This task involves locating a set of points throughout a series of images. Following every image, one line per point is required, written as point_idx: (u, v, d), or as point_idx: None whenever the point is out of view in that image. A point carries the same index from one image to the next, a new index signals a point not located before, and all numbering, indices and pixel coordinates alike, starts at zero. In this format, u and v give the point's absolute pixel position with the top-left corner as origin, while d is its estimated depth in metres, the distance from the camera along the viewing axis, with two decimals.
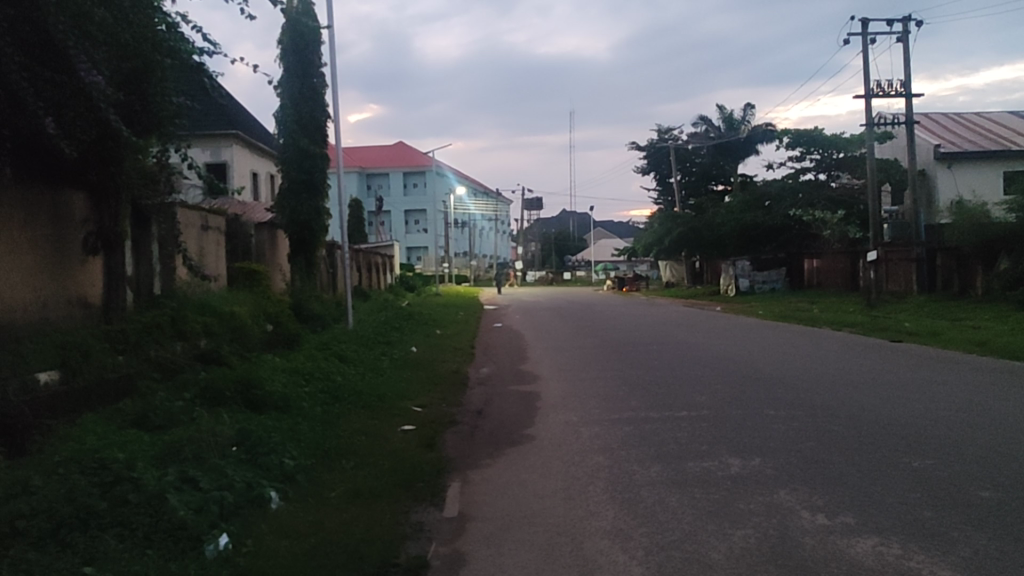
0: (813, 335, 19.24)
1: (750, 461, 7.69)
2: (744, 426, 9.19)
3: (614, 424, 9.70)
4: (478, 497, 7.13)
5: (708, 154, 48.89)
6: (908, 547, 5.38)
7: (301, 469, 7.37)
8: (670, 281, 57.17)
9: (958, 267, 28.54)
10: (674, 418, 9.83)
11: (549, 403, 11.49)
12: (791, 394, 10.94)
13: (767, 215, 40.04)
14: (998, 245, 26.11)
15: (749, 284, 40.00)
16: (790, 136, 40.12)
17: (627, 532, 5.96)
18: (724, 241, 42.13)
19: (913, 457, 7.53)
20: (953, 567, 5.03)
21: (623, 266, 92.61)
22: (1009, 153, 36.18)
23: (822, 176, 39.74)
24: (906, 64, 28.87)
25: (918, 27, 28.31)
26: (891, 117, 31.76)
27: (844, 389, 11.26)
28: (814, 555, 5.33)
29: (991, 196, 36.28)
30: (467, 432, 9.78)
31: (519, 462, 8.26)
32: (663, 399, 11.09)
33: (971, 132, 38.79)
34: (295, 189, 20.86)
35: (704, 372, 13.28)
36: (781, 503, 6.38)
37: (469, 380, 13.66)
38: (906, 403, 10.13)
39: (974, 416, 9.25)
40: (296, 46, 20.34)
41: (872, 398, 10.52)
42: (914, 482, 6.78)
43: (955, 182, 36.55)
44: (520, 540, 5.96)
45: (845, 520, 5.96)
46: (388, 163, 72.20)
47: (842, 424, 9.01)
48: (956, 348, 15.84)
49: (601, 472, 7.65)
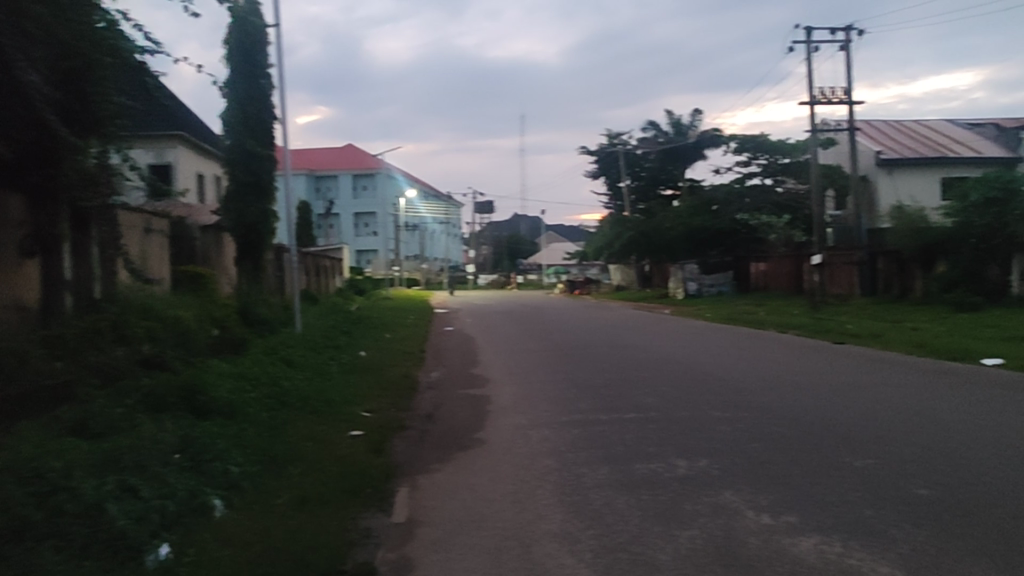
0: (765, 338, 19.24)
1: (696, 462, 7.78)
2: (690, 427, 9.33)
3: (563, 427, 9.74)
4: (427, 501, 7.10)
5: (657, 158, 49.41)
6: (849, 544, 5.50)
7: (246, 476, 7.25)
8: (620, 285, 57.66)
9: (898, 271, 29.31)
10: (622, 420, 9.90)
11: (499, 406, 11.47)
12: (737, 396, 11.12)
13: (715, 220, 40.62)
14: (935, 250, 26.87)
15: (697, 287, 40.59)
16: (737, 141, 40.73)
17: (575, 535, 5.98)
18: (673, 247, 42.50)
19: (854, 457, 7.70)
20: (891, 563, 5.15)
21: (575, 270, 93.14)
22: (946, 160, 37.29)
23: (767, 181, 40.25)
24: (849, 72, 29.56)
25: (861, 36, 29.00)
26: (835, 123, 32.43)
27: (789, 391, 11.38)
28: (757, 553, 5.41)
29: (929, 201, 37.27)
30: (417, 437, 9.74)
31: (469, 467, 8.24)
32: (612, 401, 11.12)
33: (911, 139, 39.80)
34: (241, 191, 20.57)
35: (652, 375, 13.43)
36: (726, 504, 6.45)
37: (417, 385, 13.53)
38: (848, 404, 10.28)
39: (913, 417, 9.42)
40: (242, 46, 20.02)
41: (816, 399, 10.72)
42: (856, 481, 6.92)
43: (895, 188, 37.47)
44: (469, 545, 5.94)
45: (788, 519, 6.05)
46: (337, 165, 71.59)
47: (785, 425, 9.17)
48: (898, 349, 16.27)
49: (550, 475, 7.67)
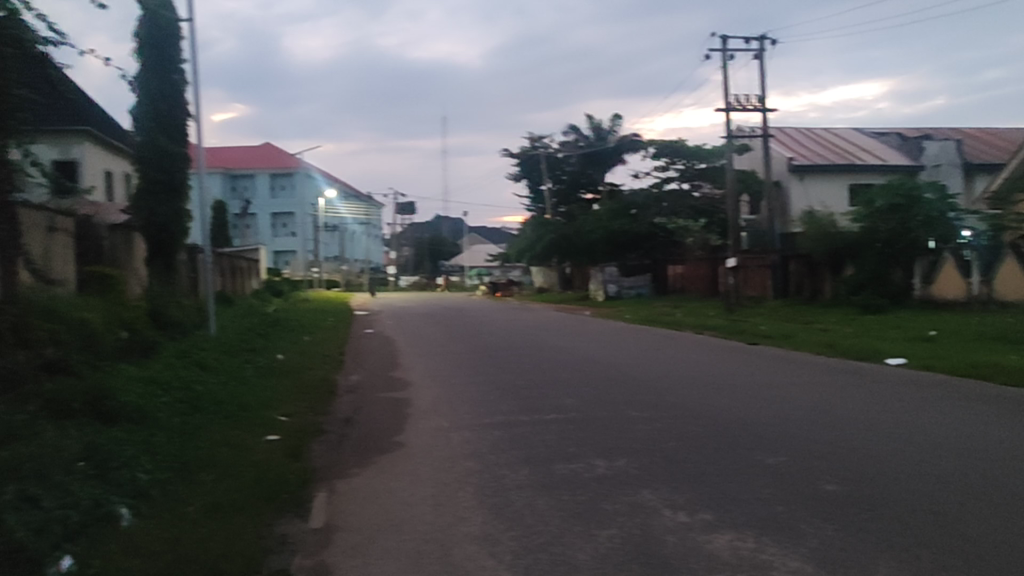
0: (682, 339, 19.62)
1: (614, 461, 7.87)
2: (609, 427, 9.42)
3: (484, 429, 9.72)
4: (345, 506, 6.98)
5: (577, 162, 49.89)
6: (762, 540, 5.63)
7: (156, 483, 7.01)
8: (542, 287, 58.01)
9: (809, 273, 30.30)
10: (542, 421, 9.94)
11: (420, 409, 11.38)
12: (655, 396, 11.30)
13: (634, 223, 41.25)
14: (843, 253, 27.86)
15: (616, 289, 41.26)
16: (655, 146, 41.46)
17: (495, 536, 5.97)
18: (593, 249, 42.98)
19: (766, 454, 7.91)
20: (801, 557, 5.30)
21: (497, 272, 93.26)
22: (853, 167, 38.70)
23: (685, 186, 41.09)
24: (763, 80, 30.42)
25: (773, 45, 29.89)
26: (750, 130, 33.31)
27: (703, 391, 11.62)
28: (674, 551, 5.50)
29: (838, 207, 38.63)
30: (336, 441, 9.59)
31: (389, 470, 8.15)
32: (532, 403, 11.16)
33: (821, 146, 41.15)
34: (153, 189, 19.94)
35: (572, 376, 13.54)
36: (644, 503, 6.53)
37: (336, 389, 13.32)
38: (760, 403, 10.56)
39: (822, 415, 9.72)
40: (153, 40, 19.42)
41: (731, 398, 10.97)
42: (768, 478, 7.10)
43: (806, 194, 38.73)
44: (387, 549, 5.87)
45: (704, 517, 6.16)
46: (254, 164, 70.06)
47: (701, 424, 9.36)
48: (808, 349, 16.79)
49: (471, 477, 7.64)
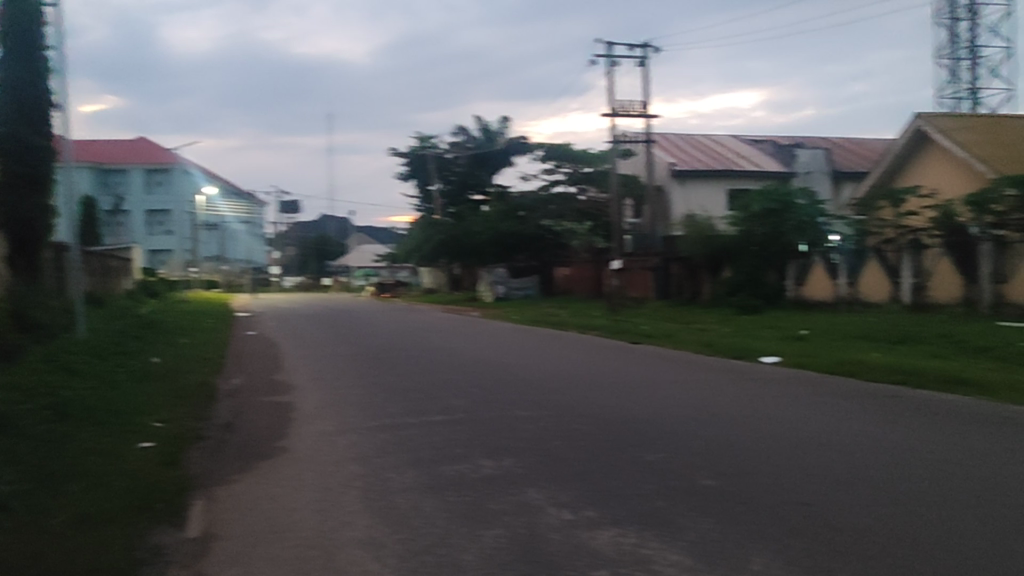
0: (568, 340, 19.93)
1: (501, 461, 7.90)
2: (496, 427, 9.46)
3: (370, 432, 9.58)
4: (224, 514, 6.74)
5: (466, 163, 49.91)
6: (643, 535, 5.76)
7: (16, 496, 6.58)
8: (430, 288, 57.78)
9: (689, 275, 31.33)
10: (429, 423, 9.88)
11: (304, 413, 11.12)
12: (541, 396, 11.41)
13: (521, 225, 41.61)
14: (721, 256, 28.92)
15: (505, 290, 41.47)
16: (543, 149, 41.92)
17: (380, 540, 5.89)
18: (481, 250, 43.02)
19: (647, 451, 8.11)
20: (680, 550, 5.45)
21: (384, 273, 92.33)
22: (730, 173, 40.28)
23: (571, 189, 41.74)
24: (646, 87, 31.26)
25: (656, 53, 30.78)
26: (634, 135, 34.15)
27: (589, 390, 11.82)
28: (558, 549, 5.56)
29: (716, 211, 40.08)
30: (214, 447, 9.25)
31: (271, 476, 7.92)
32: (419, 405, 11.07)
33: (700, 152, 42.60)
34: (15, 183, 18.77)
35: (459, 377, 13.52)
36: (529, 502, 6.58)
37: (216, 393, 12.85)
38: (643, 402, 10.82)
39: (701, 412, 10.04)
40: (16, 25, 18.30)
41: (615, 397, 11.19)
42: (649, 474, 7.29)
43: (686, 199, 40.14)
44: (269, 556, 5.70)
45: (588, 514, 6.26)
46: (128, 159, 66.86)
47: (586, 423, 9.51)
48: (688, 348, 17.35)
49: (356, 481, 7.52)
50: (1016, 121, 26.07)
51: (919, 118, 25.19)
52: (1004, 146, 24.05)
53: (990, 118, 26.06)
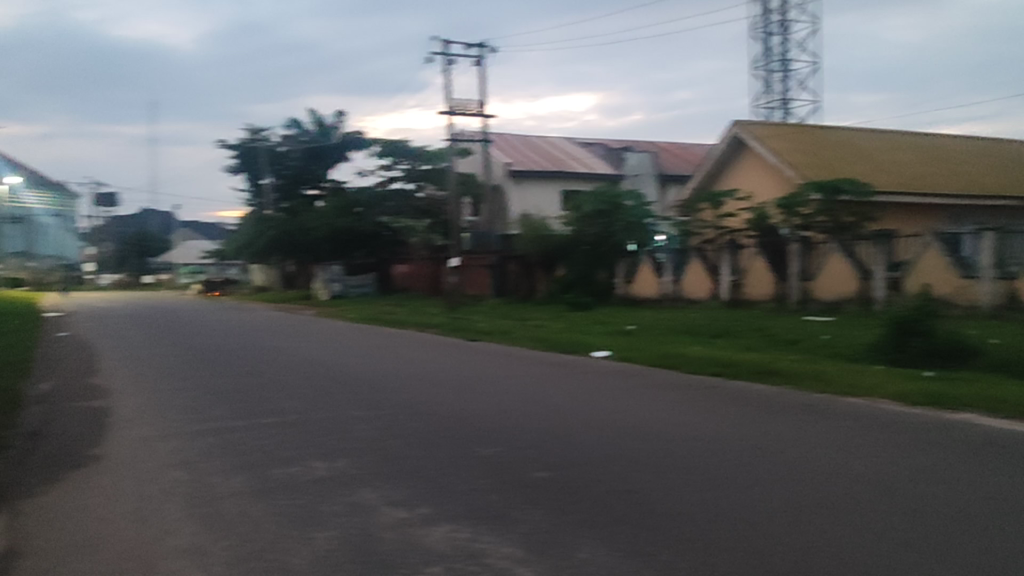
0: (405, 338, 19.83)
1: (334, 462, 7.76)
2: (330, 427, 9.27)
3: (196, 436, 9.15)
4: (29, 529, 6.24)
5: (300, 157, 48.58)
6: (476, 529, 5.83)
7: None
8: (263, 286, 55.86)
9: (525, 273, 31.96)
10: (260, 425, 9.55)
11: (123, 418, 10.46)
12: (378, 395, 11.28)
13: (358, 222, 40.99)
14: (555, 254, 29.66)
15: (342, 287, 40.69)
16: (380, 145, 41.49)
17: (205, 548, 5.64)
18: (316, 247, 42.16)
19: (482, 446, 8.20)
20: (512, 542, 5.56)
21: (212, 270, 88.33)
22: (564, 174, 41.40)
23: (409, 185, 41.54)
24: (482, 86, 31.60)
25: (492, 53, 31.19)
26: (470, 134, 34.41)
27: (426, 388, 11.79)
28: (391, 547, 5.53)
29: (550, 211, 41.06)
30: (20, 458, 8.54)
31: (84, 486, 7.41)
32: (250, 407, 10.67)
33: (536, 153, 43.49)
34: None
35: (292, 377, 13.15)
36: (363, 502, 6.50)
37: (21, 400, 11.86)
38: (479, 398, 10.91)
39: (535, 407, 10.24)
40: None
41: (452, 394, 11.23)
42: (483, 469, 7.37)
43: (522, 198, 40.90)
44: (81, 572, 5.33)
45: (422, 511, 6.26)
46: None
47: (422, 421, 9.49)
48: (523, 344, 17.67)
49: (179, 488, 7.16)
50: (820, 132, 28.28)
51: (737, 125, 26.83)
52: (810, 154, 26.02)
53: (798, 128, 28.14)
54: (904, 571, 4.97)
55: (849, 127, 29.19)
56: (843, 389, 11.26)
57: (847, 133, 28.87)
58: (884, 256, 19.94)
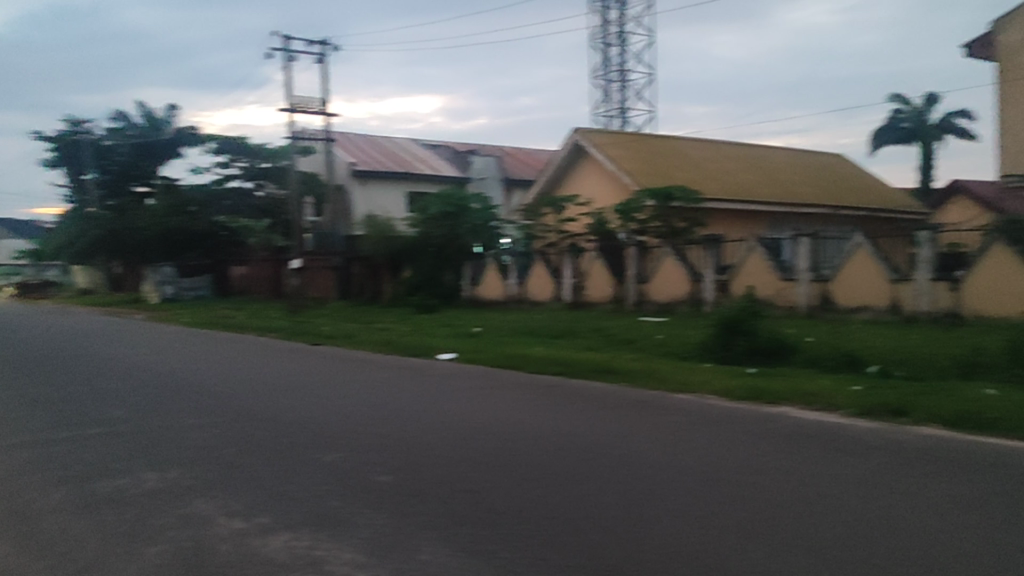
0: (244, 342, 19.13)
1: (166, 473, 7.41)
2: (162, 437, 8.84)
3: (10, 450, 8.47)
4: None
5: (127, 152, 45.76)
6: (317, 536, 5.74)
7: None
8: (86, 289, 52.25)
9: (370, 275, 31.60)
10: (83, 437, 8.95)
11: None
12: (214, 402, 10.84)
13: (192, 221, 39.19)
14: (401, 256, 29.46)
15: (174, 291, 38.19)
16: (216, 142, 39.85)
17: (19, 570, 5.25)
18: (146, 246, 40.29)
19: (323, 452, 8.07)
20: (353, 547, 5.51)
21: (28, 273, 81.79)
22: (408, 176, 41.23)
23: (248, 184, 40.07)
24: (325, 84, 31.01)
25: (334, 51, 30.70)
26: (313, 132, 33.64)
27: (266, 394, 11.44)
28: (226, 559, 5.35)
29: (396, 213, 40.74)
30: None
31: None
32: (72, 418, 9.98)
33: (381, 154, 43.06)
34: None
35: (120, 385, 12.40)
36: (197, 513, 6.25)
37: None
38: (321, 403, 10.69)
39: (379, 411, 10.16)
40: None
41: (293, 400, 10.94)
42: (325, 475, 7.26)
43: (367, 199, 40.42)
44: None
45: (261, 520, 6.09)
46: None
47: (262, 428, 9.21)
48: (368, 348, 17.46)
49: None
50: (654, 141, 29.57)
51: (577, 132, 27.65)
52: (645, 162, 27.18)
53: (634, 136, 29.31)
54: (726, 555, 5.32)
55: (682, 138, 30.69)
56: (675, 386, 11.84)
57: (679, 142, 30.34)
58: (713, 259, 21.10)
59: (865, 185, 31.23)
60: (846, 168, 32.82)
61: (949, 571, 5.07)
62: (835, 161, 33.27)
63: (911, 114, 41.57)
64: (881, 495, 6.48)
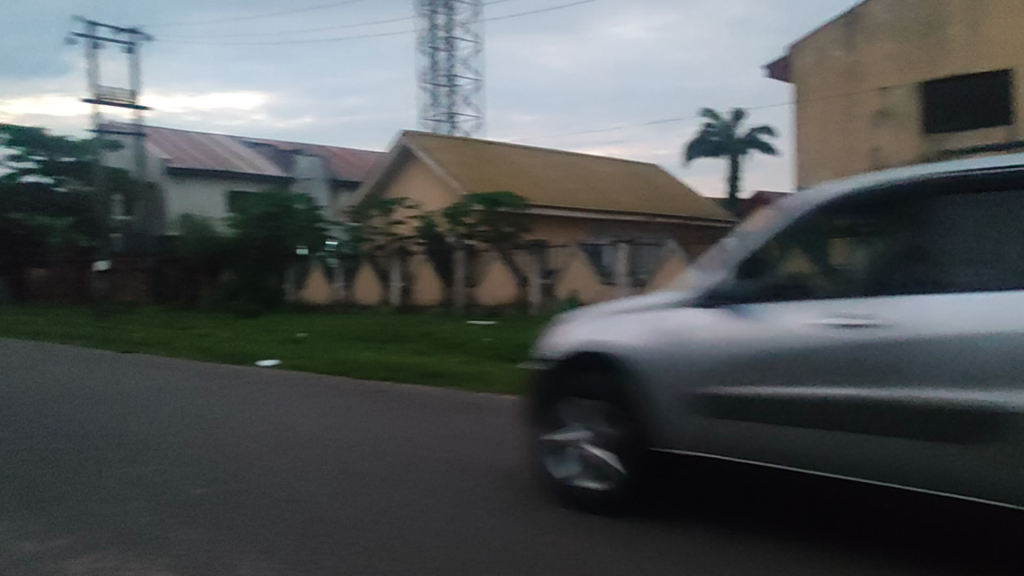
0: (43, 349, 17.65)
1: None
2: None
3: None
4: None
5: None
6: (124, 556, 5.36)
7: None
8: None
9: (186, 277, 30.03)
10: None
11: None
12: (7, 415, 9.91)
13: None
14: (220, 258, 28.19)
15: None
16: (9, 132, 36.60)
17: None
18: None
19: (133, 465, 7.56)
20: (164, 566, 5.19)
21: None
22: (227, 174, 39.64)
23: (47, 179, 37.05)
24: (136, 75, 29.24)
25: (146, 41, 28.99)
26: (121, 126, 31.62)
27: (67, 405, 10.59)
28: None
29: (214, 212, 38.96)
30: None
31: None
32: None
33: (197, 151, 41.09)
34: None
35: None
36: None
37: None
38: (131, 413, 10.01)
39: (196, 420, 9.64)
40: None
41: (100, 410, 10.19)
42: (135, 490, 6.80)
43: (181, 197, 38.46)
44: None
45: (60, 542, 5.62)
46: None
47: (63, 441, 8.51)
48: (184, 354, 16.56)
49: None
50: (482, 146, 29.91)
51: (406, 136, 27.55)
52: (473, 167, 27.44)
53: (462, 141, 29.54)
54: (551, 553, 5.43)
55: (508, 144, 31.23)
56: (502, 388, 12.03)
57: (507, 148, 30.87)
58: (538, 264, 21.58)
59: (679, 194, 32.98)
60: (662, 178, 34.52)
61: (755, 554, 5.41)
62: (651, 171, 34.93)
63: (719, 129, 44.36)
64: (689, 484, 6.85)
